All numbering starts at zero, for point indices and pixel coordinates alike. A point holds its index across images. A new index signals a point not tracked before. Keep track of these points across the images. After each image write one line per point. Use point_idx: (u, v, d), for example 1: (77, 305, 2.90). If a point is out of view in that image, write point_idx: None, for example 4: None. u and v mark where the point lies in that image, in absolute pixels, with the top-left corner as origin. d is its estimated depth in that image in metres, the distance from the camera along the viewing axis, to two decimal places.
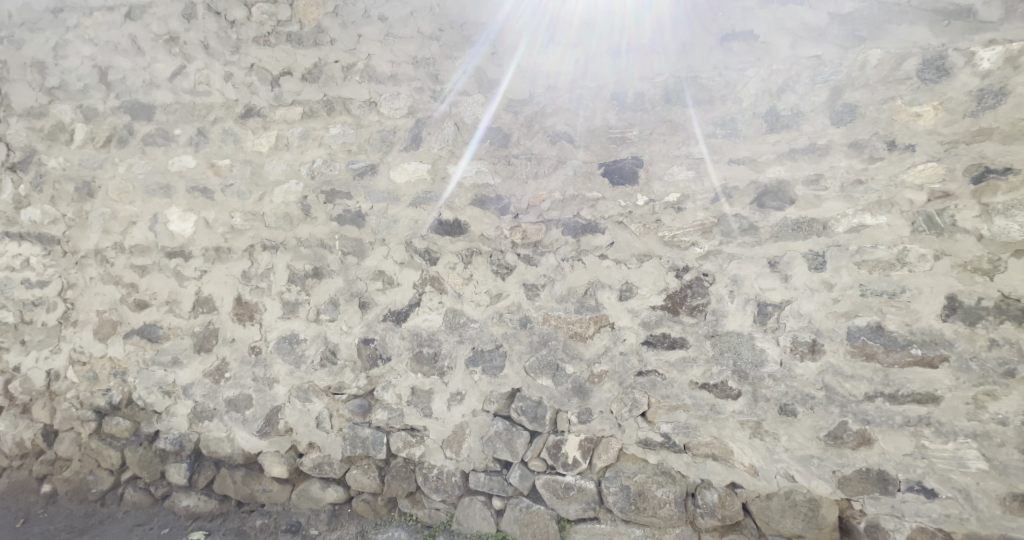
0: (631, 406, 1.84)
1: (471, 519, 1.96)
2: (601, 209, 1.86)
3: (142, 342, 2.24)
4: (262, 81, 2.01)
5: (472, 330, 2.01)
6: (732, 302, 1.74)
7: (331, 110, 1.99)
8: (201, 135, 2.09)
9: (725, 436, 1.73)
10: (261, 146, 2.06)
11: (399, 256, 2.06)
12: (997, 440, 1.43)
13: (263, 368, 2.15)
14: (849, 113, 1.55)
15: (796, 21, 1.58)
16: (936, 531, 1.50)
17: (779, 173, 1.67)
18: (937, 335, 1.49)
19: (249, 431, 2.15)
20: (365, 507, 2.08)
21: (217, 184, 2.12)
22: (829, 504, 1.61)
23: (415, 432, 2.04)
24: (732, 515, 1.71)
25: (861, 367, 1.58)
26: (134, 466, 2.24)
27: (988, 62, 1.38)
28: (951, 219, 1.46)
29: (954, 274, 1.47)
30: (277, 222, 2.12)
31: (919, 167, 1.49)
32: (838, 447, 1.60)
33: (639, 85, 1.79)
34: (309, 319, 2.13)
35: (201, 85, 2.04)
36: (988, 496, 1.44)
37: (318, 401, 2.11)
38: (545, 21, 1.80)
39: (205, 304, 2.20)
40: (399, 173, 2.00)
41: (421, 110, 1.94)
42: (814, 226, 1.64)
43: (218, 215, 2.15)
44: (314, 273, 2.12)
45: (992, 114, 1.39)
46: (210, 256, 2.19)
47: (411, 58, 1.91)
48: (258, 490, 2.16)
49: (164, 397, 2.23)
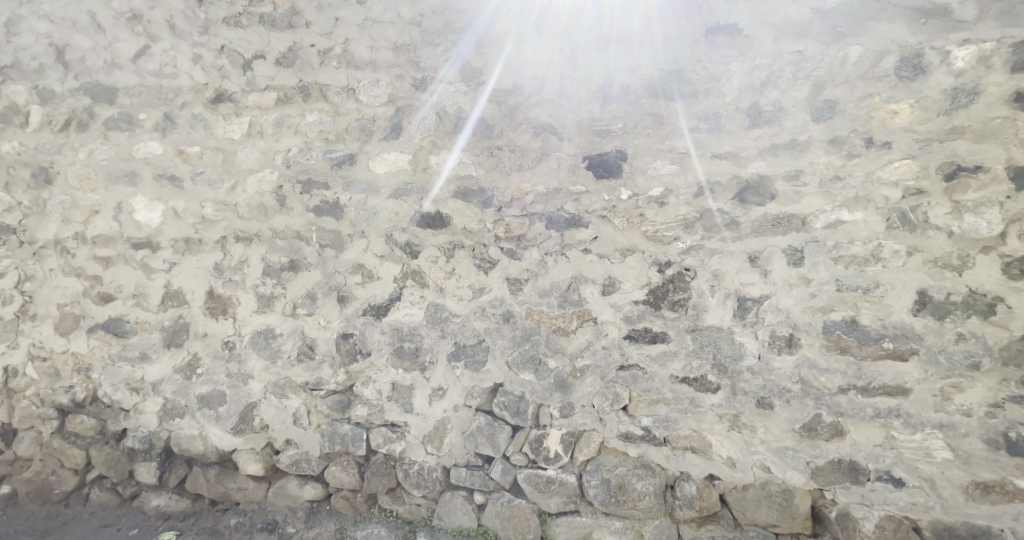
0: (613, 400, 1.84)
1: (452, 515, 1.95)
2: (585, 203, 1.85)
3: (108, 336, 2.15)
4: (234, 64, 1.91)
5: (454, 324, 1.98)
6: (713, 297, 1.75)
7: (307, 96, 1.91)
8: (169, 121, 1.98)
9: (704, 429, 1.76)
10: (233, 133, 1.97)
11: (379, 249, 2.02)
12: (962, 431, 1.47)
13: (237, 363, 2.09)
14: (829, 109, 1.56)
15: (780, 16, 1.57)
16: (903, 519, 1.54)
17: (761, 168, 1.67)
18: (907, 330, 1.53)
19: (223, 428, 2.09)
20: (344, 504, 2.05)
21: (186, 172, 2.02)
22: (802, 494, 1.65)
23: (396, 427, 2.01)
24: (710, 506, 1.74)
25: (835, 360, 1.61)
26: (101, 465, 2.16)
27: (963, 61, 1.39)
28: (924, 216, 1.49)
29: (925, 269, 1.50)
30: (250, 212, 2.04)
31: (894, 164, 1.51)
32: (812, 438, 1.64)
33: (625, 78, 1.76)
34: (285, 313, 2.07)
35: (168, 67, 1.93)
36: (952, 485, 1.48)
37: (295, 396, 2.06)
38: (534, 10, 1.75)
39: (175, 297, 2.12)
40: (379, 164, 1.94)
41: (401, 99, 1.88)
42: (793, 222, 1.66)
43: (188, 204, 2.06)
44: (291, 266, 2.07)
45: (965, 112, 1.41)
46: (180, 247, 2.11)
47: (391, 43, 1.84)
48: (233, 488, 2.11)
49: (132, 394, 2.15)
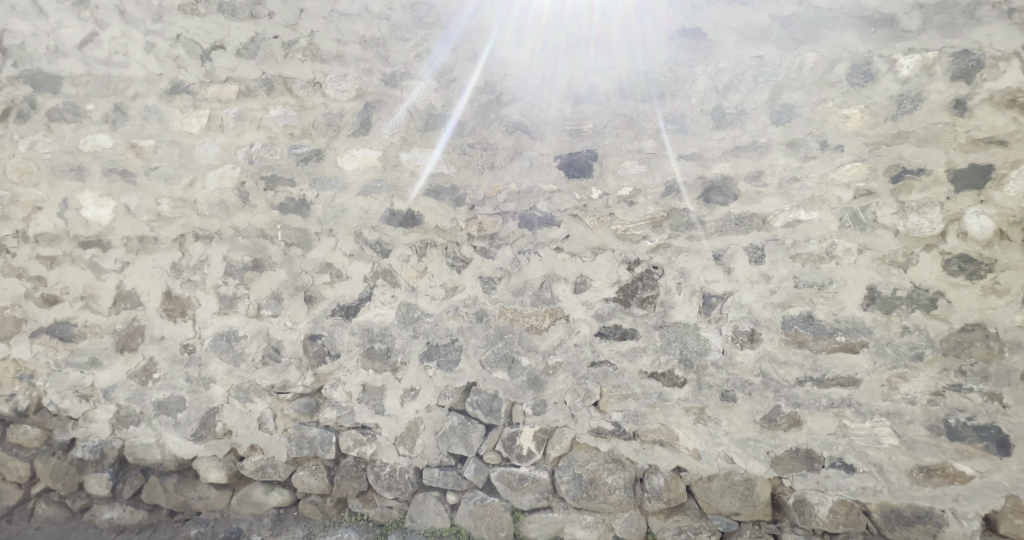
0: (584, 396, 1.87)
1: (425, 515, 1.94)
2: (557, 201, 1.87)
3: (53, 341, 2.03)
4: (191, 54, 1.79)
5: (426, 324, 1.97)
6: (679, 294, 1.80)
7: (270, 90, 1.82)
8: (119, 112, 1.84)
9: (672, 423, 1.80)
10: (191, 127, 1.86)
11: (348, 248, 1.98)
12: (907, 418, 1.57)
13: (197, 367, 2.01)
14: (788, 113, 1.62)
15: (742, 22, 1.62)
16: (854, 503, 1.63)
17: (724, 169, 1.73)
18: (858, 323, 1.62)
19: (182, 436, 2.01)
20: (313, 509, 2.01)
21: (139, 167, 1.90)
22: (763, 482, 1.72)
23: (367, 429, 1.98)
24: (677, 497, 1.79)
25: (793, 354, 1.69)
26: (46, 478, 2.02)
27: (907, 69, 1.47)
28: (873, 216, 1.58)
29: (874, 266, 1.59)
30: (211, 210, 1.96)
31: (847, 166, 1.59)
32: (772, 429, 1.71)
33: (595, 79, 1.78)
34: (249, 315, 2.01)
35: (118, 56, 1.79)
36: (899, 469, 1.58)
37: (260, 400, 2.00)
38: (515, 7, 1.74)
39: (128, 299, 2.02)
40: (347, 160, 1.90)
41: (370, 94, 1.83)
42: (754, 221, 1.73)
43: (141, 201, 1.94)
44: (254, 266, 2.01)
45: (909, 118, 1.49)
46: (134, 246, 2.00)
47: (359, 37, 1.78)
48: (193, 497, 2.03)
49: (81, 402, 2.03)
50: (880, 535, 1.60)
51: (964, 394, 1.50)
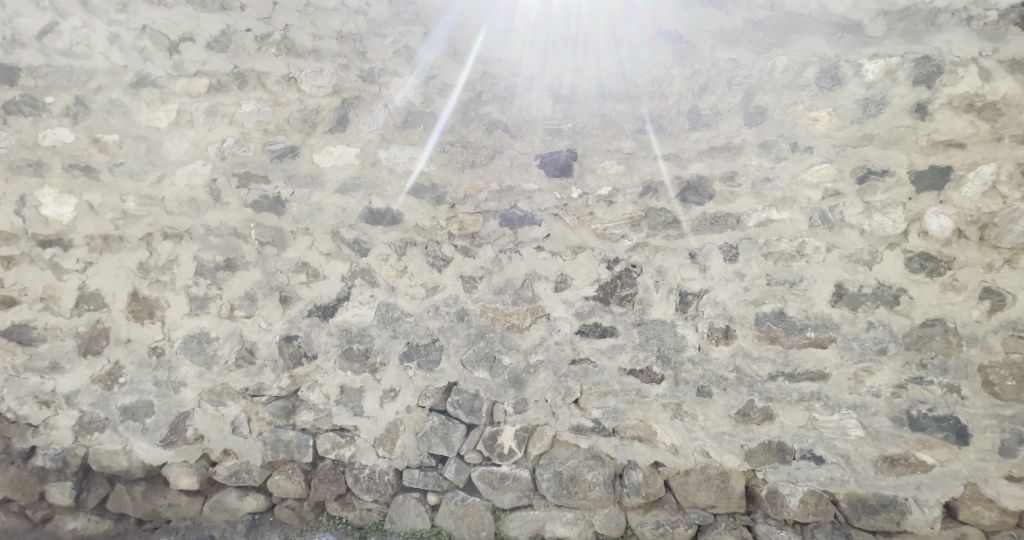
0: (565, 394, 1.88)
1: (405, 517, 1.92)
2: (537, 201, 1.89)
3: (11, 345, 1.93)
4: (158, 46, 1.69)
5: (406, 324, 1.95)
6: (657, 292, 1.83)
7: (242, 84, 1.76)
8: (81, 106, 1.74)
9: (650, 419, 1.83)
10: (158, 121, 1.78)
11: (325, 247, 1.95)
12: (872, 410, 1.63)
13: (166, 371, 1.95)
14: (760, 115, 1.65)
15: (717, 25, 1.60)
16: (824, 493, 1.68)
17: (699, 169, 1.77)
18: (827, 319, 1.67)
19: (150, 442, 1.94)
20: (289, 514, 1.97)
21: (102, 162, 1.81)
22: (737, 475, 1.76)
23: (345, 431, 1.95)
24: (655, 492, 1.82)
25: (766, 349, 1.74)
26: (4, 488, 1.93)
27: (872, 73, 1.51)
28: (840, 216, 1.63)
29: (842, 264, 1.65)
30: (180, 208, 1.90)
31: (816, 167, 1.64)
32: (746, 423, 1.75)
33: (575, 79, 1.77)
34: (221, 316, 1.96)
35: (80, 47, 1.67)
36: (865, 459, 1.64)
37: (233, 404, 1.95)
38: (502, 6, 1.68)
39: (92, 300, 1.94)
40: (324, 157, 1.86)
41: (346, 90, 1.79)
42: (729, 220, 1.77)
43: (105, 198, 1.86)
44: (226, 265, 1.96)
45: (874, 121, 1.54)
46: (97, 245, 1.92)
47: (335, 32, 1.71)
48: (163, 505, 1.97)
49: (41, 408, 1.94)
50: (847, 524, 1.66)
51: (925, 387, 1.57)
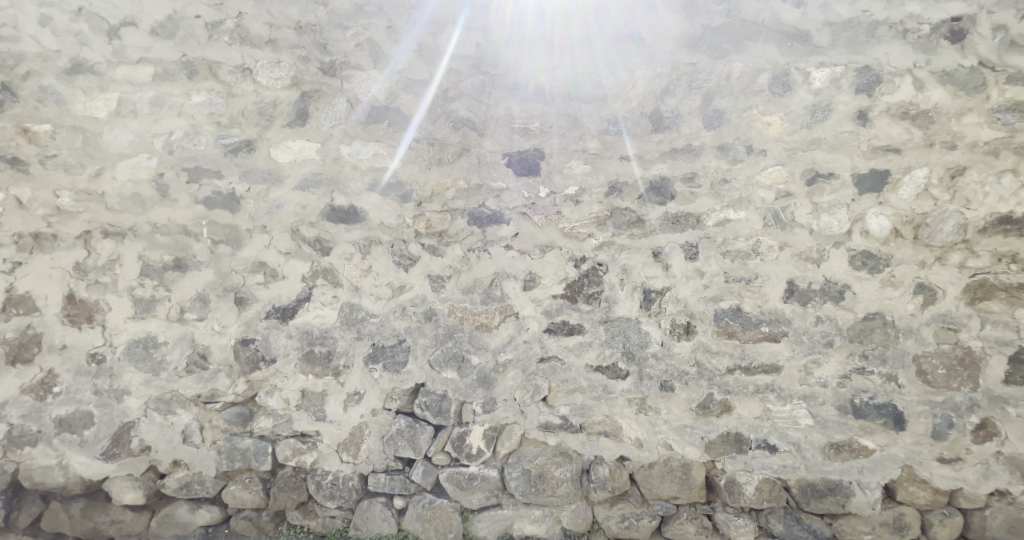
0: (533, 392, 1.89)
1: (371, 522, 1.87)
2: (505, 200, 1.88)
3: None
4: (96, 30, 1.56)
5: (371, 325, 1.90)
6: (622, 290, 1.86)
7: (191, 74, 1.66)
8: (7, 92, 1.59)
9: (616, 414, 1.86)
10: (97, 111, 1.65)
11: (284, 245, 1.87)
12: (820, 400, 1.72)
13: (108, 379, 1.82)
14: (718, 119, 1.71)
15: (680, 30, 1.64)
16: (777, 480, 1.75)
17: (663, 170, 1.81)
18: (780, 315, 1.75)
19: (90, 455, 1.81)
20: (246, 525, 1.88)
21: (33, 154, 1.67)
22: (698, 466, 1.81)
23: (307, 437, 1.88)
24: (621, 486, 1.84)
25: (724, 344, 1.80)
26: None
27: (820, 81, 1.58)
28: (792, 216, 1.71)
29: (794, 262, 1.73)
30: (122, 204, 1.77)
31: (769, 169, 1.70)
32: (706, 415, 1.80)
33: (544, 78, 1.77)
34: (170, 319, 1.84)
35: (5, 28, 1.52)
36: (814, 447, 1.73)
37: (184, 412, 1.85)
38: (477, 3, 1.67)
39: (22, 304, 1.80)
40: (282, 152, 1.78)
41: (306, 83, 1.72)
42: (690, 220, 1.82)
43: (35, 193, 1.72)
44: (176, 265, 1.84)
45: (822, 126, 1.62)
46: (26, 244, 1.78)
47: (294, 23, 1.64)
48: (105, 523, 1.83)
49: None
50: (798, 508, 1.74)
51: (867, 377, 1.67)
